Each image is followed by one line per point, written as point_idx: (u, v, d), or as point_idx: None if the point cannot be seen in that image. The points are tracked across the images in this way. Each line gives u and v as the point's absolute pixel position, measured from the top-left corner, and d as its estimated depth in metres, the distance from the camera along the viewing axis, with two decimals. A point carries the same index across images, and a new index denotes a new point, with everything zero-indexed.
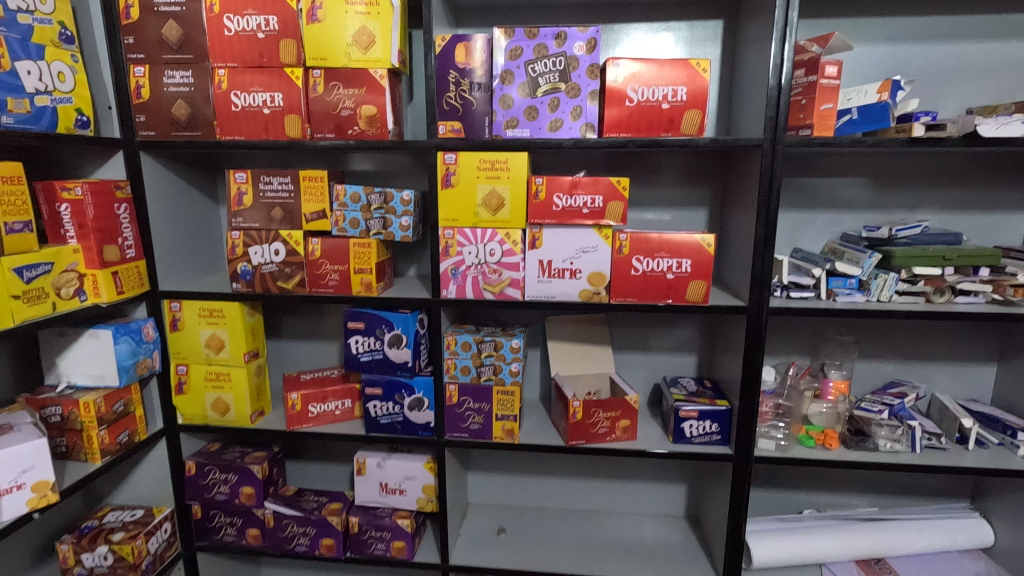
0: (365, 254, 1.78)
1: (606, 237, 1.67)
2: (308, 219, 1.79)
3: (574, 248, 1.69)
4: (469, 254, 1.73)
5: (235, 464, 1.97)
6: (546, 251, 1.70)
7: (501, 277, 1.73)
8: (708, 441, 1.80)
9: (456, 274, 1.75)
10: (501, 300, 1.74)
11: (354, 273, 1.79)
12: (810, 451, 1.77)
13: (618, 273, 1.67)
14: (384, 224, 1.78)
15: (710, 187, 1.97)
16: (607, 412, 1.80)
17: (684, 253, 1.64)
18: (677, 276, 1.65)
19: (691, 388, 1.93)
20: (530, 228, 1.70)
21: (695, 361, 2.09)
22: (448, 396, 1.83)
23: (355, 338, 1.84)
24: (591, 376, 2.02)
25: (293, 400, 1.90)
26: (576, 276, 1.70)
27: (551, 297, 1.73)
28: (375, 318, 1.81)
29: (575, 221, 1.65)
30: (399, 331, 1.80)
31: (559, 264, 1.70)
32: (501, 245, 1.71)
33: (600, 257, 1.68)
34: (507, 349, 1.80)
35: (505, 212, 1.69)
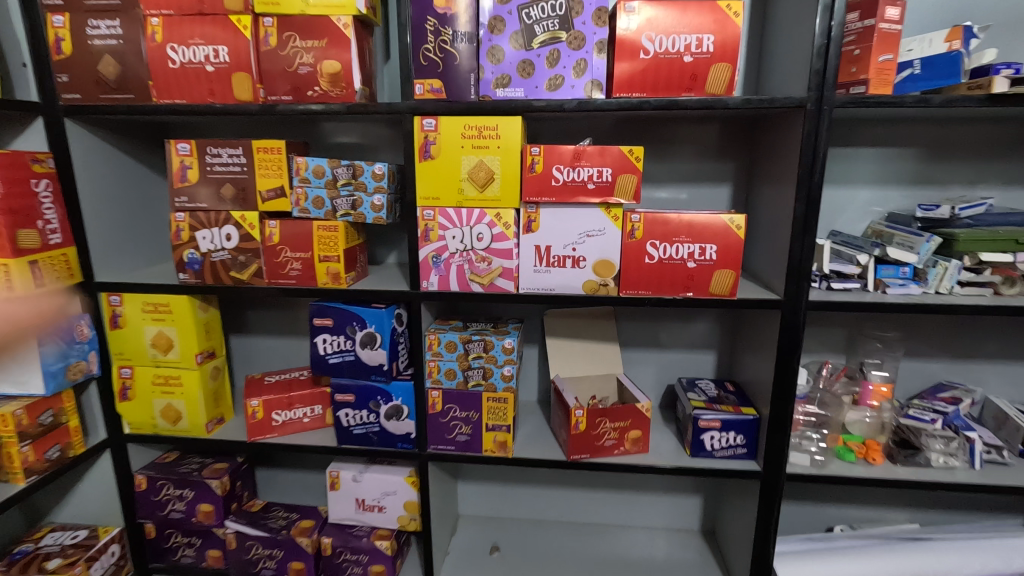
0: (331, 239, 1.52)
1: (614, 219, 1.40)
2: (265, 198, 1.53)
3: (576, 232, 1.42)
4: (452, 240, 1.47)
5: (190, 479, 1.73)
6: (543, 236, 1.43)
7: (491, 267, 1.47)
8: (731, 454, 1.56)
9: (439, 263, 1.49)
10: (491, 293, 1.48)
11: (319, 262, 1.53)
12: (851, 467, 1.52)
13: (629, 261, 1.41)
14: (354, 204, 1.51)
15: (736, 161, 1.70)
16: (615, 423, 1.55)
17: (708, 238, 1.38)
18: (698, 265, 1.39)
19: (712, 393, 1.67)
20: (524, 208, 1.43)
21: (714, 359, 1.84)
22: (431, 404, 1.58)
23: (323, 337, 1.59)
24: (596, 378, 1.77)
25: (253, 407, 1.66)
26: (579, 265, 1.44)
27: (549, 289, 1.46)
28: (345, 314, 1.55)
29: (578, 199, 1.38)
30: (372, 328, 1.54)
31: (559, 250, 1.44)
32: (490, 228, 1.44)
33: (608, 243, 1.41)
34: (498, 349, 1.54)
35: (494, 188, 1.42)
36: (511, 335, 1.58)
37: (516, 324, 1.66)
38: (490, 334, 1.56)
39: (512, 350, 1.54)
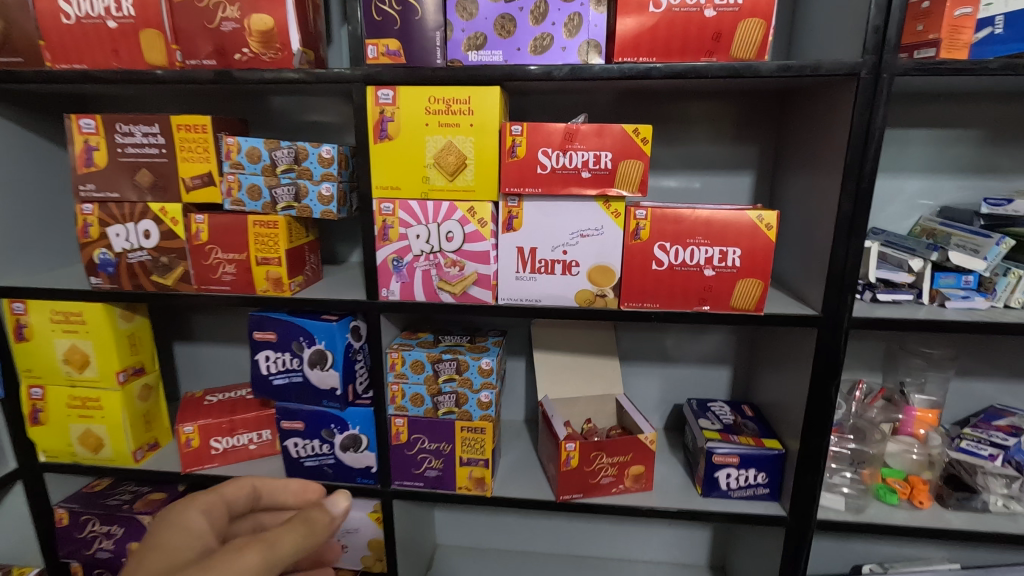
0: (271, 237, 1.25)
1: (614, 215, 1.13)
2: (189, 187, 1.25)
3: (567, 232, 1.15)
4: (416, 239, 1.20)
5: (117, 514, 1.48)
6: (526, 235, 1.17)
7: (463, 272, 1.20)
8: (751, 495, 1.31)
9: (401, 268, 1.22)
10: (465, 304, 1.22)
11: (258, 266, 1.27)
12: (892, 513, 1.27)
13: (632, 267, 1.14)
14: (298, 194, 1.24)
15: (760, 143, 1.42)
16: (613, 457, 1.30)
17: (730, 240, 1.11)
18: (717, 273, 1.13)
19: (728, 420, 1.41)
20: (503, 201, 1.16)
21: (729, 375, 1.60)
22: (394, 433, 1.33)
23: (265, 354, 1.33)
24: (593, 399, 1.52)
25: (187, 433, 1.41)
26: (571, 271, 1.17)
27: (535, 300, 1.20)
28: (289, 327, 1.30)
29: (570, 191, 1.11)
30: (322, 345, 1.28)
31: (546, 254, 1.17)
32: (461, 225, 1.18)
33: (606, 245, 1.15)
34: (474, 371, 1.29)
35: (466, 177, 1.15)
36: (490, 352, 1.32)
37: (496, 338, 1.40)
38: (464, 352, 1.30)
39: (490, 372, 1.28)
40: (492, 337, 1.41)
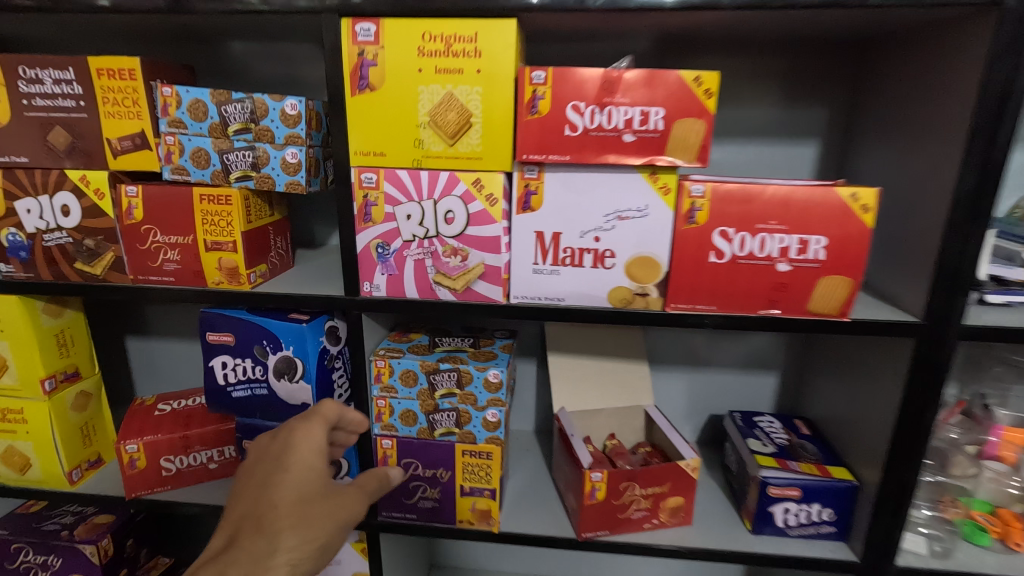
0: (223, 216, 0.99)
1: (663, 192, 0.87)
2: (117, 151, 0.99)
3: (601, 213, 0.89)
4: (406, 221, 0.94)
5: (51, 544, 1.25)
6: (548, 217, 0.91)
7: (467, 263, 0.95)
8: (812, 532, 1.09)
9: (387, 257, 0.97)
10: (468, 304, 0.97)
11: (207, 252, 1.01)
12: (984, 557, 1.07)
13: (683, 260, 0.89)
14: (256, 161, 0.97)
15: (831, 106, 1.16)
16: (647, 488, 1.08)
17: (814, 226, 0.85)
18: (794, 268, 0.87)
19: (781, 441, 1.18)
20: (518, 173, 0.90)
21: (775, 382, 1.37)
22: (381, 457, 1.10)
23: (221, 360, 1.08)
24: (618, 411, 1.28)
25: (131, 453, 1.17)
26: (604, 264, 0.92)
27: (557, 300, 0.95)
28: (250, 328, 1.04)
29: (607, 159, 0.85)
30: (290, 351, 1.03)
31: (573, 241, 0.91)
32: (464, 203, 0.92)
33: (651, 231, 0.89)
34: (478, 385, 1.04)
35: (471, 141, 0.89)
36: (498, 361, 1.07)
37: (505, 342, 1.15)
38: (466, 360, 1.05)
39: (499, 386, 1.04)
40: (500, 340, 1.16)
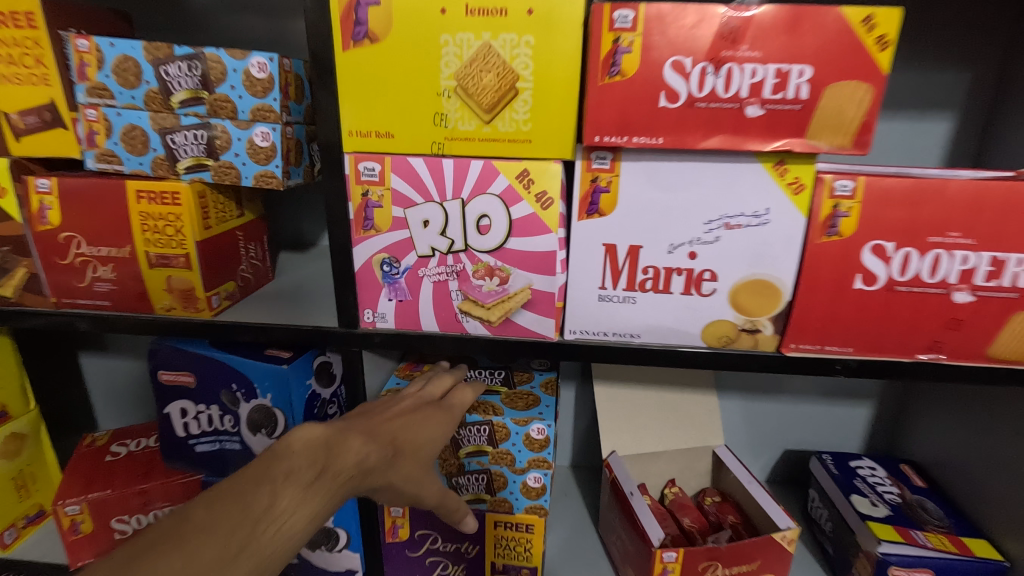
0: (169, 220, 0.72)
1: (792, 191, 0.61)
2: (21, 129, 0.72)
3: (699, 219, 0.63)
4: (423, 229, 0.68)
5: None
6: (623, 225, 0.64)
7: (506, 288, 0.68)
8: None
9: (397, 278, 0.70)
10: (507, 341, 0.71)
11: (150, 269, 0.74)
12: None
13: (815, 287, 0.64)
14: (212, 145, 0.70)
15: (977, 68, 0.88)
16: (732, 567, 0.84)
17: (1014, 241, 0.59)
18: (977, 299, 0.62)
19: (893, 498, 0.93)
20: (582, 162, 0.63)
21: (868, 414, 1.12)
22: (389, 528, 0.86)
23: (179, 406, 0.83)
24: (680, 454, 1.04)
25: (73, 514, 0.93)
26: (700, 289, 0.66)
27: (630, 336, 0.69)
28: (214, 367, 0.79)
29: (717, 145, 0.58)
30: (268, 398, 0.78)
31: (658, 259, 0.65)
32: (505, 205, 0.65)
33: (771, 245, 0.63)
34: (517, 442, 0.80)
35: (515, 116, 0.62)
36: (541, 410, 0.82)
37: (547, 379, 0.90)
38: (500, 411, 0.81)
39: (546, 444, 0.80)
40: (539, 376, 0.91)
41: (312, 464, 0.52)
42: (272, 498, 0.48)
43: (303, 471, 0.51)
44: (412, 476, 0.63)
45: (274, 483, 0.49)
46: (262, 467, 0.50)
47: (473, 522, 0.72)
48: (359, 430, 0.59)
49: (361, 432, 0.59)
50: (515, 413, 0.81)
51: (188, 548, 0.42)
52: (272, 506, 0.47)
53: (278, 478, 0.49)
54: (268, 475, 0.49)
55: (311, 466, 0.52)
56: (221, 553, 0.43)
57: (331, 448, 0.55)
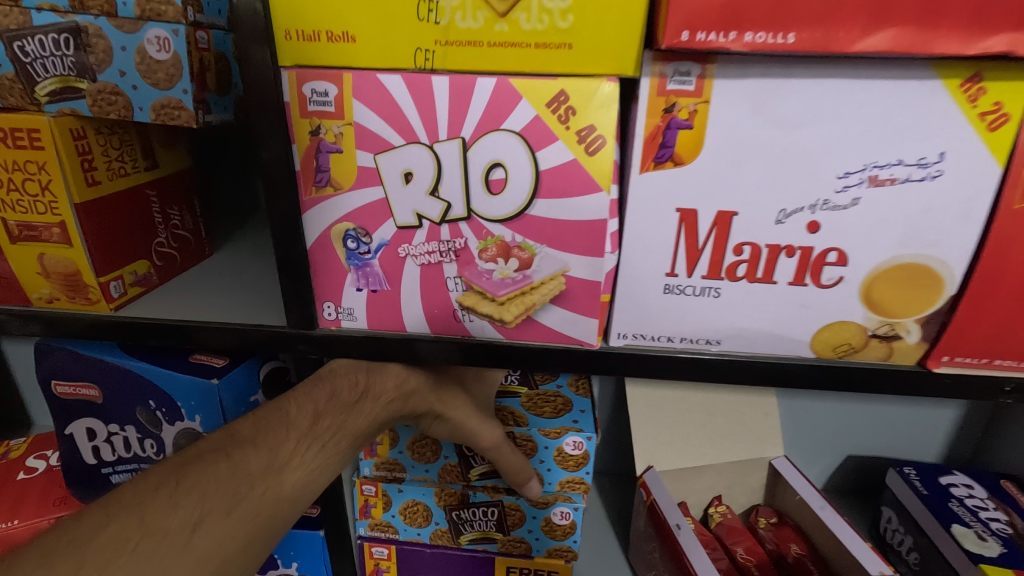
0: (30, 172, 0.49)
1: (986, 126, 0.39)
2: None
3: (829, 171, 0.41)
4: (403, 186, 0.45)
5: None
6: (711, 181, 0.42)
7: (527, 274, 0.46)
8: None
9: (367, 259, 0.48)
10: (526, 349, 0.50)
11: (14, 243, 0.52)
12: None
13: (997, 276, 0.42)
14: (82, 57, 0.46)
15: None
16: None
17: None
18: None
19: (1002, 528, 0.74)
20: (652, 80, 0.40)
21: (950, 416, 0.93)
22: (372, 569, 0.74)
23: (84, 425, 0.62)
24: (730, 468, 0.85)
25: None
26: (819, 278, 0.44)
27: (706, 343, 0.48)
28: (124, 377, 0.58)
29: (882, 46, 0.36)
30: (197, 419, 0.58)
31: (759, 232, 0.43)
32: (528, 148, 0.42)
33: (937, 212, 0.41)
34: (547, 460, 0.66)
35: (548, 2, 0.39)
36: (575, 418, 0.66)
37: (575, 376, 0.73)
38: (524, 421, 0.65)
39: (582, 462, 0.65)
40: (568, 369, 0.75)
41: (352, 387, 0.52)
42: (311, 418, 0.49)
43: (346, 393, 0.51)
44: (465, 407, 0.59)
45: (317, 404, 0.50)
46: (305, 388, 0.51)
47: (536, 488, 0.65)
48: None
49: None
50: (542, 422, 0.65)
51: (236, 453, 0.45)
52: (314, 425, 0.49)
53: (321, 399, 0.50)
54: (311, 395, 0.50)
55: (351, 392, 0.52)
56: (266, 461, 0.45)
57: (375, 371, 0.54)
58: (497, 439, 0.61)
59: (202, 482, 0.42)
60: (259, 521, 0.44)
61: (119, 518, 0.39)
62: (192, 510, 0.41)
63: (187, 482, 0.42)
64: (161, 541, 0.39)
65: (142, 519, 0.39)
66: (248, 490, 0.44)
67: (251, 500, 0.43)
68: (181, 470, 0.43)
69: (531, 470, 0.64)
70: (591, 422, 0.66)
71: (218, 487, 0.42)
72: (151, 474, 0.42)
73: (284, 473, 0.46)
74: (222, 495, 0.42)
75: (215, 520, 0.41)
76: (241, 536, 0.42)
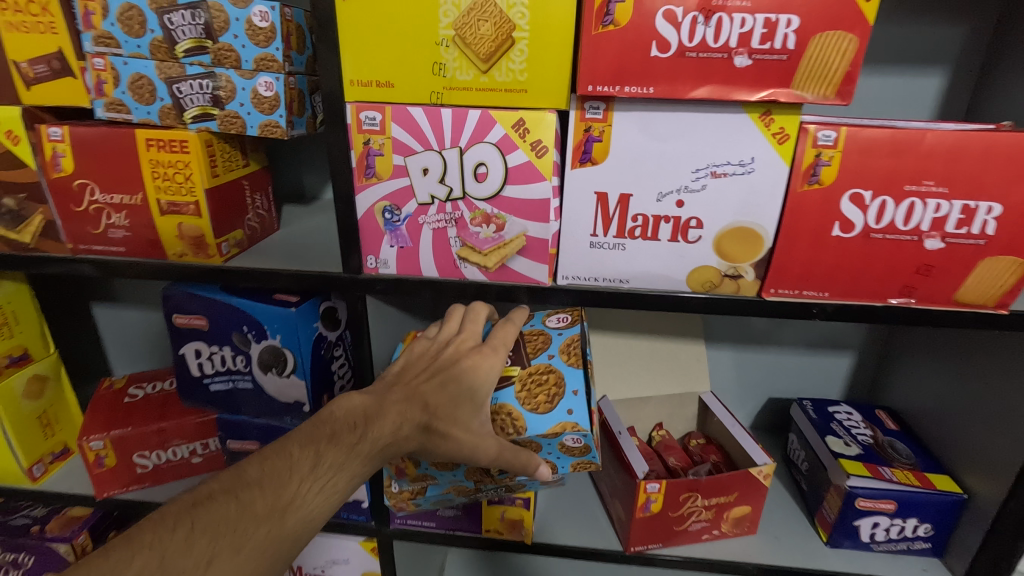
0: (178, 168, 0.75)
1: (777, 141, 0.63)
2: (30, 79, 0.74)
3: (688, 169, 0.66)
4: (423, 178, 0.70)
5: (18, 543, 1.08)
6: (616, 175, 0.67)
7: (502, 235, 0.72)
8: (905, 549, 0.93)
9: (398, 225, 0.74)
10: (503, 286, 0.75)
11: (162, 216, 0.78)
12: None
13: (798, 233, 0.67)
14: (218, 94, 0.72)
15: (972, 22, 0.89)
16: (710, 499, 0.91)
17: (987, 188, 0.62)
18: (946, 246, 0.65)
19: (866, 439, 1.00)
20: (577, 111, 0.65)
21: (847, 364, 1.17)
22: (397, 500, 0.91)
23: (194, 348, 0.88)
24: (670, 398, 1.09)
25: (96, 449, 0.99)
26: (686, 237, 0.69)
27: (619, 281, 0.73)
28: (226, 312, 0.83)
29: (707, 93, 0.60)
30: (277, 340, 0.83)
31: (646, 206, 0.68)
32: (501, 152, 0.68)
33: (755, 194, 0.66)
34: (554, 450, 0.72)
35: (512, 65, 0.64)
36: (569, 406, 0.71)
37: (567, 343, 0.76)
38: (522, 427, 0.70)
39: (585, 450, 0.72)
40: (557, 338, 0.77)
41: (351, 429, 0.66)
42: (313, 461, 0.63)
43: (343, 436, 0.65)
44: (457, 433, 0.68)
45: (317, 447, 0.64)
46: (310, 434, 0.65)
47: (545, 470, 0.71)
48: (395, 402, 0.69)
49: (396, 400, 0.69)
50: (537, 421, 0.70)
51: (244, 497, 0.58)
52: (314, 467, 0.62)
53: (323, 442, 0.64)
54: (314, 440, 0.64)
55: (348, 434, 0.66)
56: (273, 502, 0.59)
57: (371, 416, 0.68)
58: (493, 452, 0.68)
59: (213, 522, 0.55)
60: (266, 555, 0.57)
61: (145, 554, 0.52)
62: (204, 550, 0.53)
63: (201, 523, 0.55)
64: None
65: (162, 556, 0.51)
66: (256, 529, 0.57)
67: (258, 537, 0.57)
68: (196, 511, 0.56)
69: (535, 460, 0.70)
70: (584, 412, 0.70)
71: (227, 527, 0.55)
72: (172, 515, 0.55)
73: (287, 513, 0.59)
74: (231, 534, 0.55)
75: (223, 558, 0.54)
76: (248, 568, 0.55)
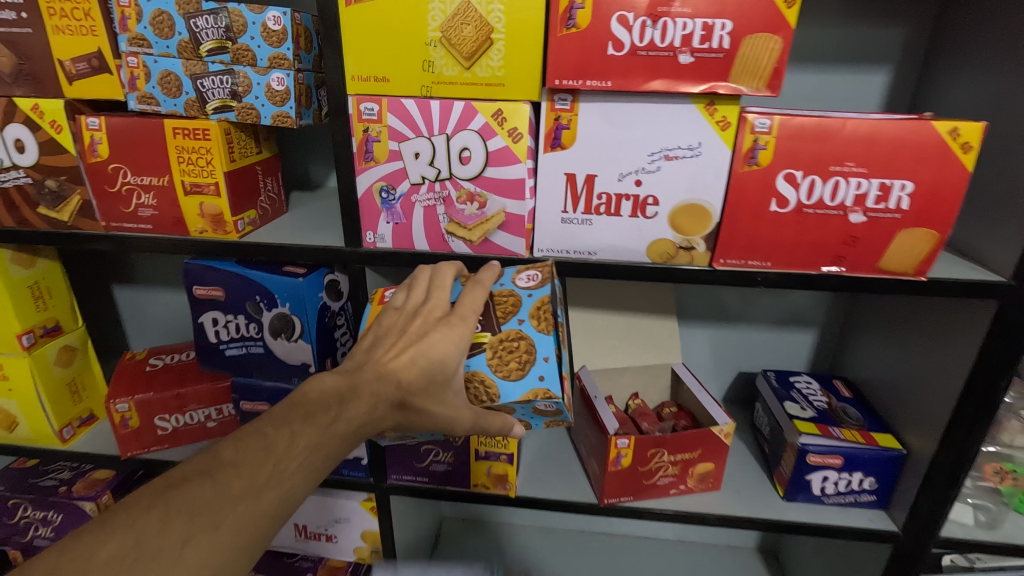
0: (201, 153, 0.85)
1: (720, 128, 0.73)
2: (71, 75, 0.85)
3: (644, 152, 0.76)
4: (415, 161, 0.80)
5: (49, 501, 1.18)
6: (582, 158, 0.77)
7: (484, 211, 0.82)
8: (853, 501, 1.03)
9: (393, 203, 0.84)
10: (486, 258, 0.85)
11: (185, 196, 0.88)
12: None
13: (742, 209, 0.77)
14: (236, 88, 0.82)
15: (910, 24, 0.99)
16: (676, 454, 1.01)
17: (901, 168, 0.72)
18: (868, 219, 0.75)
19: (821, 404, 1.09)
20: (548, 103, 0.75)
21: (810, 339, 1.27)
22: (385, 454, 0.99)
23: (211, 317, 0.98)
24: (644, 369, 1.19)
25: (122, 412, 1.09)
26: (645, 212, 0.79)
27: (587, 253, 0.83)
28: (241, 282, 0.93)
29: (658, 86, 0.70)
30: (286, 308, 0.93)
31: (609, 185, 0.78)
32: (482, 139, 0.78)
33: (703, 174, 0.76)
34: (528, 411, 0.78)
35: (491, 63, 0.74)
36: (540, 373, 0.74)
37: (536, 308, 0.76)
38: (495, 394, 0.74)
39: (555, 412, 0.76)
40: (527, 300, 0.77)
41: (326, 409, 0.65)
42: (289, 439, 0.61)
43: (320, 416, 0.64)
44: (433, 403, 0.71)
45: (291, 428, 0.62)
46: (284, 415, 0.63)
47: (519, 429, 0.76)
48: (365, 381, 0.68)
49: (369, 379, 0.68)
50: (509, 388, 0.74)
51: (219, 477, 0.56)
52: (291, 446, 0.61)
53: (297, 423, 0.62)
54: (287, 420, 0.62)
55: (324, 414, 0.64)
56: (250, 481, 0.57)
57: (344, 397, 0.67)
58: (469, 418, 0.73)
59: (190, 504, 0.53)
60: (244, 535, 0.55)
61: (120, 536, 0.49)
62: (181, 529, 0.51)
63: (177, 503, 0.53)
64: (157, 556, 0.49)
65: (137, 538, 0.49)
66: (232, 509, 0.55)
67: (235, 516, 0.55)
68: (169, 493, 0.53)
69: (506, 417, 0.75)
70: (555, 378, 0.74)
71: (203, 507, 0.53)
72: (145, 495, 0.53)
73: (265, 491, 0.57)
74: (208, 512, 0.53)
75: (202, 536, 0.52)
76: (227, 546, 0.53)
